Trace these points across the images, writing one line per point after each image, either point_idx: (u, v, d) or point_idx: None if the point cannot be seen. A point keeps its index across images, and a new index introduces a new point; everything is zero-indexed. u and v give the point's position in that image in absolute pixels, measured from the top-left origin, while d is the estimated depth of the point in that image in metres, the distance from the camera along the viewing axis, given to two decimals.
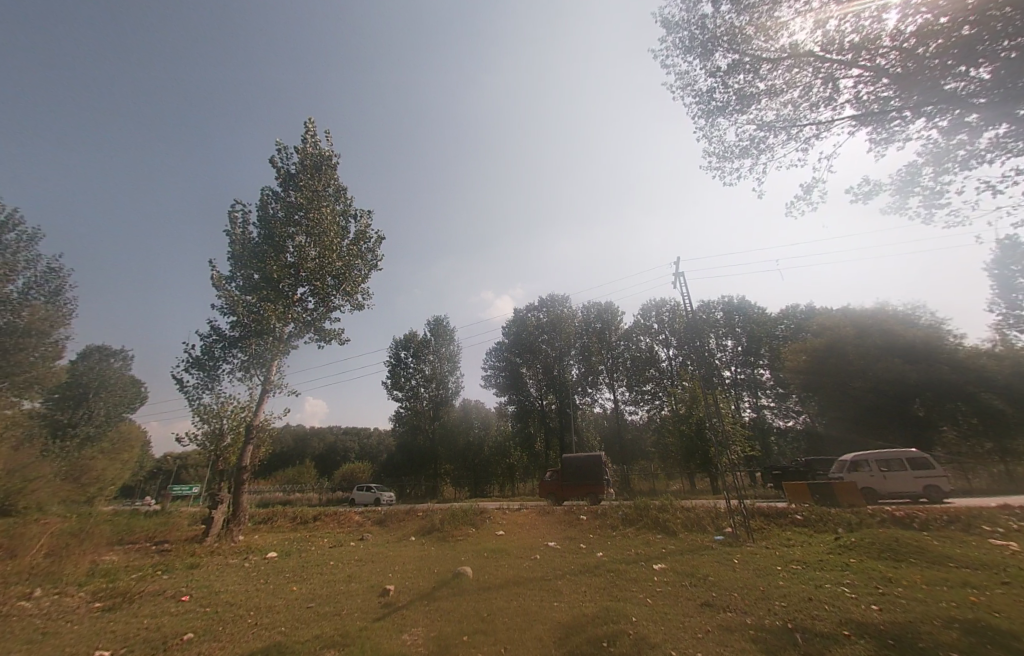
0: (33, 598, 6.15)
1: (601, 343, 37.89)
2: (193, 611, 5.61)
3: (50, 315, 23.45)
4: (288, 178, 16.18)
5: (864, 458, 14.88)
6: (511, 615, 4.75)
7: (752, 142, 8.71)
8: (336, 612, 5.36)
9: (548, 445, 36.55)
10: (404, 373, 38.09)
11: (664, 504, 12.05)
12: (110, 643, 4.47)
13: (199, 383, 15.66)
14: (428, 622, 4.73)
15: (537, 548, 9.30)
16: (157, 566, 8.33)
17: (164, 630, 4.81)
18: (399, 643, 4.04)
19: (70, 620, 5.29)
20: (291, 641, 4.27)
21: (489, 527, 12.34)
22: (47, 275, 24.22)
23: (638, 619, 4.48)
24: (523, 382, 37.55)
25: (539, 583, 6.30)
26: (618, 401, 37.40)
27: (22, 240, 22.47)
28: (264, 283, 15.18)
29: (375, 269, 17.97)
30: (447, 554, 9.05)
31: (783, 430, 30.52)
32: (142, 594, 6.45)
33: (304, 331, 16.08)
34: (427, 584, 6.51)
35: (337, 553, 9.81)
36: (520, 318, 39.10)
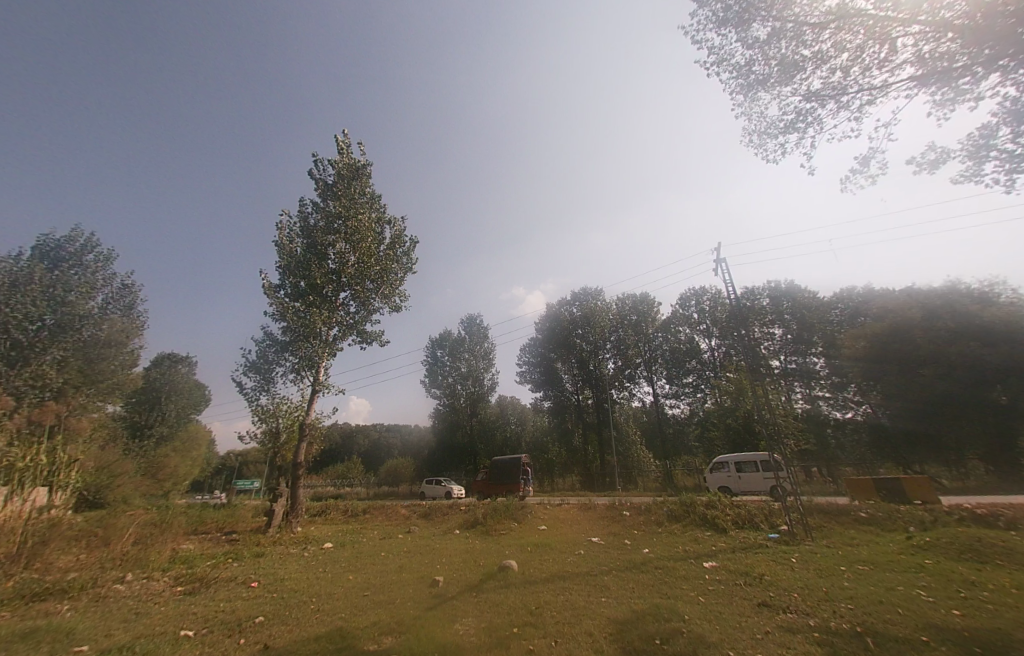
0: (127, 582, 6.87)
1: (638, 335, 36.88)
2: (262, 596, 6.05)
3: (125, 327, 25.78)
4: (326, 188, 16.93)
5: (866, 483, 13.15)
6: (560, 610, 4.74)
7: (796, 114, 8.14)
8: (390, 600, 5.60)
9: (587, 441, 36.04)
10: (441, 372, 38.97)
11: (712, 500, 11.62)
12: (193, 623, 4.93)
13: (256, 385, 16.77)
14: (477, 613, 4.83)
15: (581, 543, 9.27)
16: (227, 555, 9.05)
17: (238, 613, 5.21)
18: (453, 632, 4.16)
19: (159, 602, 5.87)
20: (351, 626, 4.50)
21: (532, 521, 12.40)
22: (122, 290, 26.71)
23: (692, 618, 4.36)
24: (558, 376, 37.36)
25: (586, 578, 6.25)
26: (658, 394, 36.36)
27: (99, 260, 24.88)
28: (309, 290, 15.96)
29: (411, 271, 18.45)
30: (492, 548, 9.21)
31: (841, 423, 27.89)
32: (216, 579, 7.04)
33: (348, 334, 16.78)
34: (475, 577, 6.65)
35: (387, 545, 10.22)
36: (553, 314, 38.94)
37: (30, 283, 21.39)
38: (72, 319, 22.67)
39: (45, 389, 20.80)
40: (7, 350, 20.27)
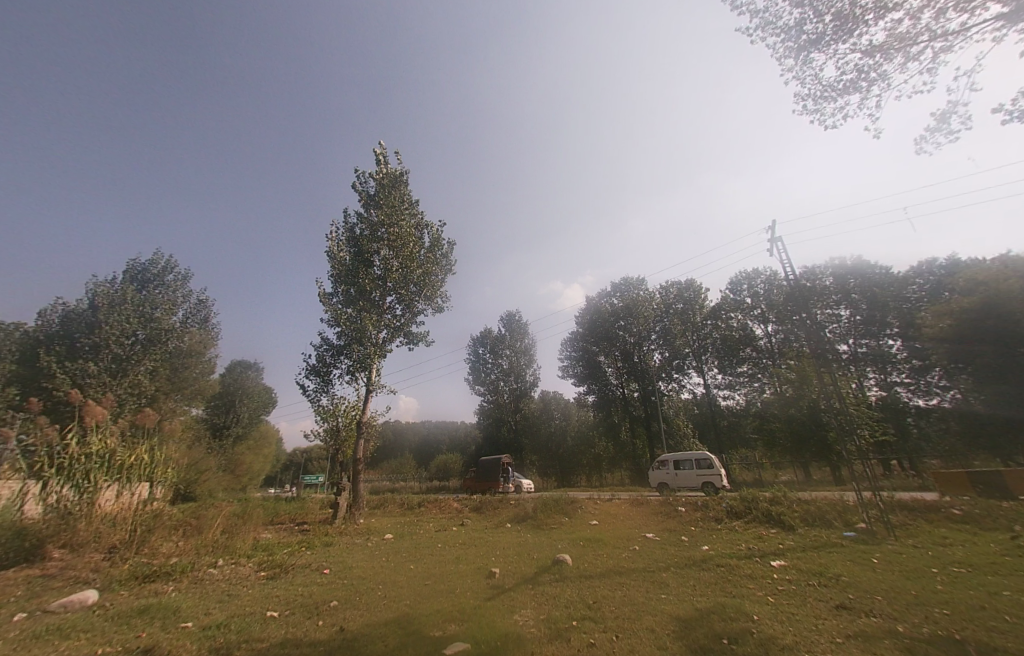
0: (219, 566, 7.68)
1: (685, 324, 35.54)
2: (334, 582, 6.55)
3: (203, 338, 28.54)
4: (369, 198, 17.72)
5: (958, 477, 11.76)
6: (619, 604, 4.71)
7: (858, 73, 7.39)
8: (451, 589, 5.83)
9: (635, 434, 35.19)
10: (484, 370, 39.56)
11: (776, 496, 10.95)
12: (278, 605, 5.41)
13: (317, 387, 17.97)
14: (536, 605, 4.90)
15: (635, 539, 9.08)
16: (301, 543, 9.85)
17: (315, 597, 5.66)
18: (514, 622, 4.26)
19: (247, 585, 6.51)
20: (416, 613, 4.73)
21: (583, 516, 12.36)
22: (199, 305, 29.60)
23: (762, 617, 4.16)
24: (602, 371, 36.62)
25: (643, 574, 6.16)
26: (709, 385, 34.72)
27: (178, 279, 27.71)
28: (359, 296, 16.82)
29: (451, 273, 18.92)
30: (544, 542, 9.28)
31: (925, 411, 25.24)
32: (293, 566, 7.70)
33: (396, 336, 17.53)
34: (530, 569, 6.74)
35: (443, 537, 10.61)
36: (593, 306, 38.34)
37: (124, 303, 24.24)
38: (160, 333, 25.26)
39: (141, 396, 23.63)
40: (109, 362, 23.16)
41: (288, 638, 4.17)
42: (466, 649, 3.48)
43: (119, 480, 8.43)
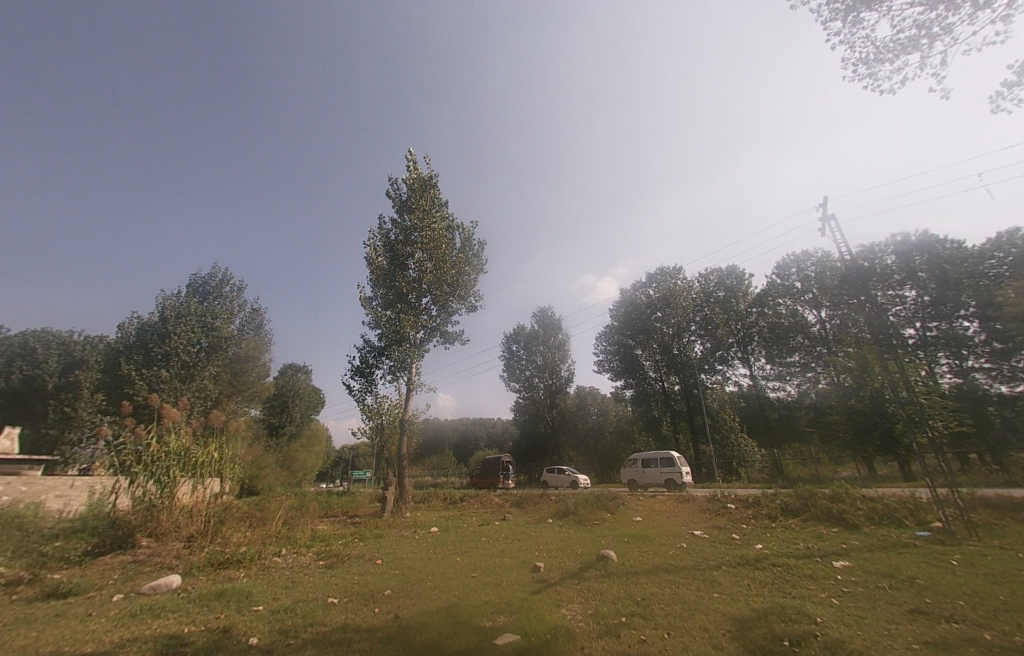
0: (283, 554, 8.28)
1: (727, 312, 33.83)
2: (386, 572, 6.89)
3: (258, 344, 30.58)
4: (401, 204, 18.23)
5: None
6: (669, 603, 4.60)
7: (919, 28, 6.70)
8: (498, 582, 5.93)
9: (677, 429, 34.26)
10: (518, 367, 39.69)
11: (837, 493, 10.24)
12: (337, 592, 5.76)
13: (362, 387, 18.82)
14: (583, 600, 4.90)
15: (682, 536, 8.84)
16: (354, 535, 10.40)
17: (370, 586, 5.97)
18: (562, 617, 4.28)
19: (309, 573, 6.97)
20: (466, 604, 4.87)
21: (626, 512, 12.18)
22: (253, 313, 31.73)
23: (827, 620, 3.93)
24: (639, 364, 35.73)
25: (693, 572, 5.99)
26: (757, 376, 33.02)
27: (234, 290, 29.82)
28: (397, 298, 17.38)
29: (483, 271, 19.15)
30: (588, 537, 9.24)
31: (1010, 399, 22.67)
32: (348, 556, 8.17)
33: (433, 336, 18.00)
34: (575, 564, 6.75)
35: (486, 531, 10.81)
36: (628, 298, 37.48)
37: (189, 314, 26.38)
38: (221, 340, 27.34)
39: (208, 399, 25.84)
40: (179, 369, 25.40)
41: (348, 623, 4.44)
42: (516, 640, 3.54)
43: (192, 477, 9.07)
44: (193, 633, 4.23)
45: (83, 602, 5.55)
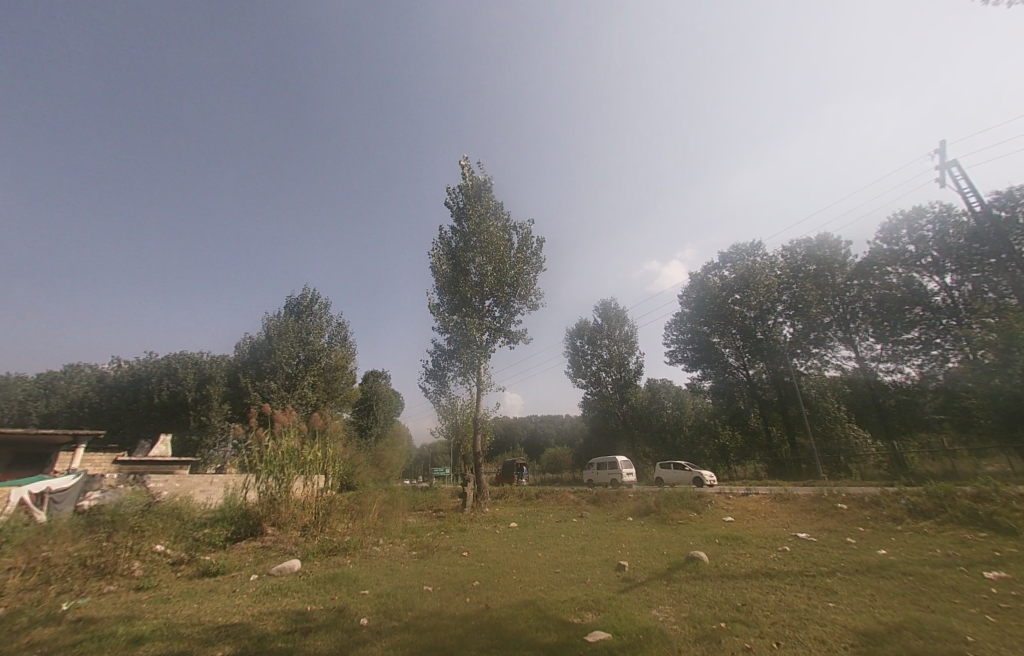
0: (380, 544, 9.07)
1: (821, 288, 30.02)
2: (473, 563, 7.23)
3: (347, 353, 33.34)
4: (459, 211, 18.89)
5: None
6: (774, 610, 4.22)
7: None
8: (583, 578, 5.91)
9: (768, 421, 31.16)
10: (584, 362, 38.88)
11: (983, 492, 8.59)
12: (431, 580, 6.13)
13: (436, 388, 19.88)
14: (674, 602, 4.68)
15: (784, 539, 8.05)
16: (440, 528, 11.06)
17: (460, 576, 6.27)
18: (653, 617, 4.15)
19: (404, 561, 7.55)
20: (553, 599, 4.90)
21: (715, 512, 11.37)
22: (339, 327, 34.80)
23: (982, 640, 3.31)
24: (717, 353, 33.40)
25: (801, 578, 5.40)
26: (864, 358, 28.85)
27: (321, 307, 33.09)
28: (462, 302, 18.09)
29: (542, 268, 19.17)
30: (674, 537, 8.79)
31: None
32: (438, 547, 8.70)
33: (498, 336, 18.44)
34: (662, 564, 6.47)
35: (565, 527, 10.79)
36: (699, 283, 35.16)
37: (288, 331, 29.92)
38: (314, 352, 30.55)
39: (309, 405, 29.33)
40: (284, 379, 29.11)
41: (441, 610, 4.75)
42: (608, 639, 3.48)
43: (302, 473, 10.28)
44: (315, 611, 4.83)
45: (229, 579, 6.60)
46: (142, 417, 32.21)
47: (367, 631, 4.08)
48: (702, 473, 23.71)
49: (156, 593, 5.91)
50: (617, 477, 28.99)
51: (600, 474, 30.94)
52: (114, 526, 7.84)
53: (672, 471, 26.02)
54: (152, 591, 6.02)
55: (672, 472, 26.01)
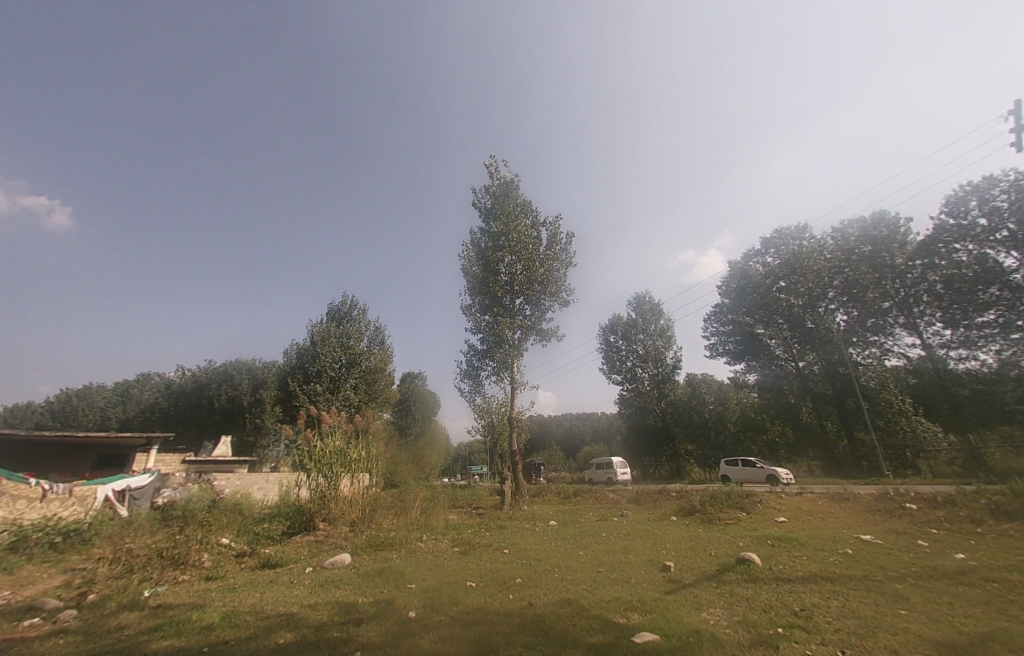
0: (424, 539, 9.33)
1: (878, 270, 27.73)
2: (514, 560, 7.29)
3: (385, 356, 34.38)
4: (487, 211, 19.03)
5: None
6: (839, 616, 3.95)
7: None
8: (628, 578, 5.81)
9: (822, 416, 29.09)
10: (618, 358, 38.07)
11: None
12: (474, 576, 6.23)
13: (471, 388, 20.13)
14: (726, 604, 4.50)
15: (845, 541, 7.50)
16: (480, 525, 11.17)
17: (503, 573, 6.32)
18: (704, 620, 4.01)
19: (447, 557, 7.72)
20: (598, 600, 4.81)
21: (766, 511, 10.79)
22: (377, 331, 35.99)
23: None
24: (762, 345, 31.91)
25: (866, 583, 5.03)
26: (931, 345, 26.32)
27: (359, 312, 34.33)
28: (493, 302, 18.23)
29: (572, 264, 18.96)
30: (722, 537, 8.47)
31: None
32: (479, 543, 8.80)
33: (530, 335, 18.44)
34: (710, 566, 6.22)
35: (606, 526, 10.64)
36: (740, 271, 33.59)
37: (330, 336, 31.35)
38: (355, 355, 31.78)
39: (352, 407, 30.65)
40: (328, 382, 30.58)
41: (485, 605, 4.82)
42: (656, 640, 3.41)
43: (348, 472, 10.76)
44: (365, 602, 5.05)
45: (288, 571, 7.05)
46: (204, 420, 34.87)
47: (416, 623, 4.22)
48: (778, 473, 21.75)
49: (223, 583, 6.40)
50: (613, 476, 31.95)
51: (599, 473, 33.91)
52: (184, 520, 8.55)
53: (741, 470, 24.34)
54: (220, 580, 6.54)
55: (741, 469, 24.34)
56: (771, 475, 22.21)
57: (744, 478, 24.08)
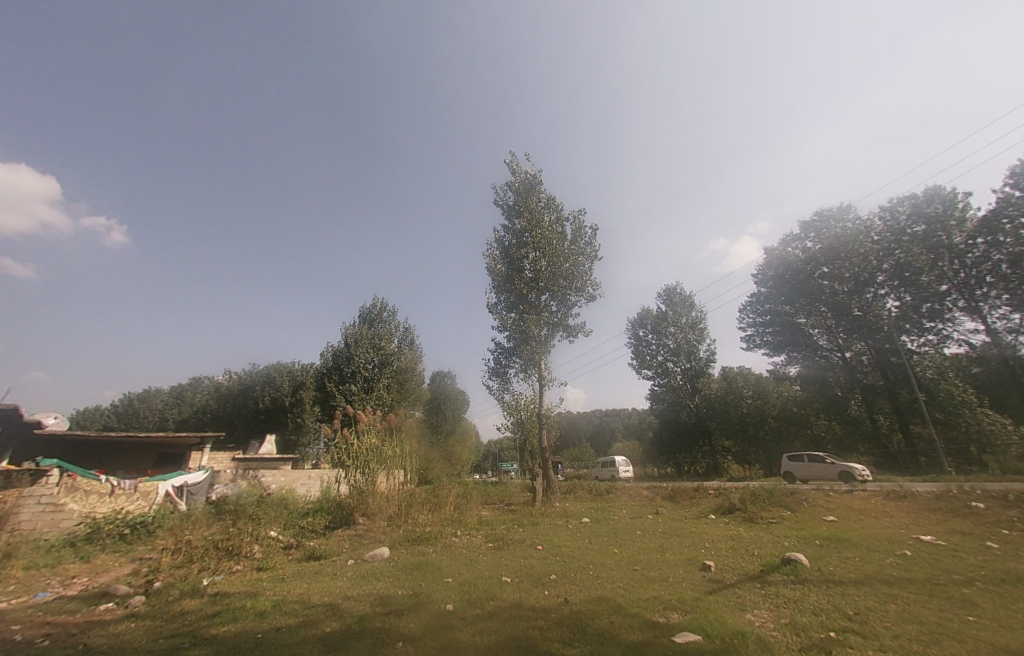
0: (459, 535, 9.50)
1: (934, 251, 25.60)
2: (549, 556, 7.30)
3: (414, 356, 35.11)
4: (510, 208, 19.01)
5: None
6: (898, 622, 3.70)
7: None
8: (665, 577, 5.68)
9: (873, 409, 27.30)
10: (649, 352, 37.25)
11: None
12: (509, 572, 6.28)
13: (499, 386, 20.25)
14: (772, 606, 4.32)
15: (903, 542, 7.02)
16: (513, 521, 11.21)
17: (537, 570, 6.34)
18: (748, 622, 3.86)
19: (482, 552, 7.83)
20: (635, 598, 4.73)
21: (812, 510, 10.28)
22: (406, 332, 36.85)
23: None
24: (804, 336, 30.43)
25: (928, 587, 4.67)
26: (999, 330, 24.02)
27: (388, 313, 35.20)
28: (519, 300, 18.22)
29: (597, 258, 18.65)
30: (764, 537, 8.12)
31: None
32: (513, 539, 8.88)
33: (556, 331, 18.33)
34: (753, 565, 6.00)
35: (641, 523, 10.49)
36: (777, 258, 31.95)
37: (363, 338, 32.38)
38: (386, 356, 32.68)
39: (386, 406, 31.57)
40: (362, 382, 31.64)
41: (521, 600, 4.85)
42: (698, 640, 3.32)
43: (384, 469, 11.08)
44: (403, 595, 5.20)
45: (331, 563, 7.37)
46: (251, 420, 36.91)
47: (453, 616, 4.31)
48: (852, 468, 19.63)
49: (273, 573, 6.77)
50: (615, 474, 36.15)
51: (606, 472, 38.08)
52: (236, 514, 9.13)
53: (809, 467, 22.15)
54: (270, 571, 6.92)
55: (807, 465, 22.17)
56: (845, 472, 20.06)
57: (811, 475, 21.91)
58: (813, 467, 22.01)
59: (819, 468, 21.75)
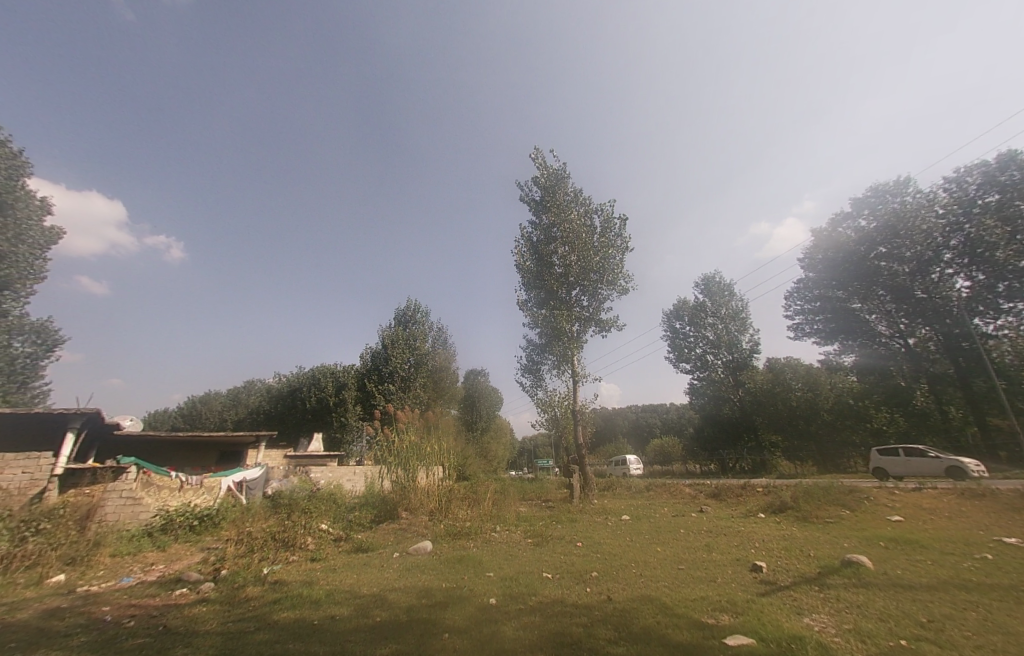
0: (498, 530, 9.63)
1: (1012, 223, 23.01)
2: (589, 553, 7.24)
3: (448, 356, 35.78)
4: (536, 204, 18.92)
5: None
6: (983, 631, 3.36)
7: None
8: (712, 577, 5.49)
9: (943, 400, 24.75)
10: (686, 344, 35.98)
11: None
12: (550, 568, 6.28)
13: (533, 382, 20.25)
14: (835, 610, 4.06)
15: (983, 544, 6.37)
16: (551, 517, 11.25)
17: (579, 566, 6.30)
18: (808, 626, 3.64)
19: (521, 548, 7.89)
20: (681, 598, 4.60)
21: (874, 509, 9.57)
22: (439, 332, 37.57)
23: None
24: (863, 322, 28.26)
25: (1017, 595, 4.22)
26: None
27: (422, 314, 36.03)
28: (550, 296, 18.12)
29: (628, 249, 18.19)
30: (820, 537, 7.65)
31: None
32: (552, 535, 8.89)
33: (589, 326, 18.06)
34: (810, 567, 5.67)
35: (683, 521, 10.18)
36: (826, 240, 29.85)
37: (399, 339, 33.37)
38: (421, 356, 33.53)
39: (422, 404, 32.46)
40: (400, 382, 32.68)
41: (563, 597, 4.84)
42: (752, 643, 3.18)
43: (424, 465, 11.38)
44: (447, 588, 5.33)
45: (377, 556, 7.67)
46: (299, 419, 39.08)
47: (497, 610, 4.36)
48: (968, 463, 17.51)
49: (325, 564, 7.14)
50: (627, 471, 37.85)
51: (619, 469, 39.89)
52: (289, 508, 9.71)
53: (906, 463, 19.95)
54: (323, 562, 7.30)
55: (901, 461, 19.90)
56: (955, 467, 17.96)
57: (908, 472, 19.62)
58: (909, 463, 19.74)
59: (920, 464, 19.55)
